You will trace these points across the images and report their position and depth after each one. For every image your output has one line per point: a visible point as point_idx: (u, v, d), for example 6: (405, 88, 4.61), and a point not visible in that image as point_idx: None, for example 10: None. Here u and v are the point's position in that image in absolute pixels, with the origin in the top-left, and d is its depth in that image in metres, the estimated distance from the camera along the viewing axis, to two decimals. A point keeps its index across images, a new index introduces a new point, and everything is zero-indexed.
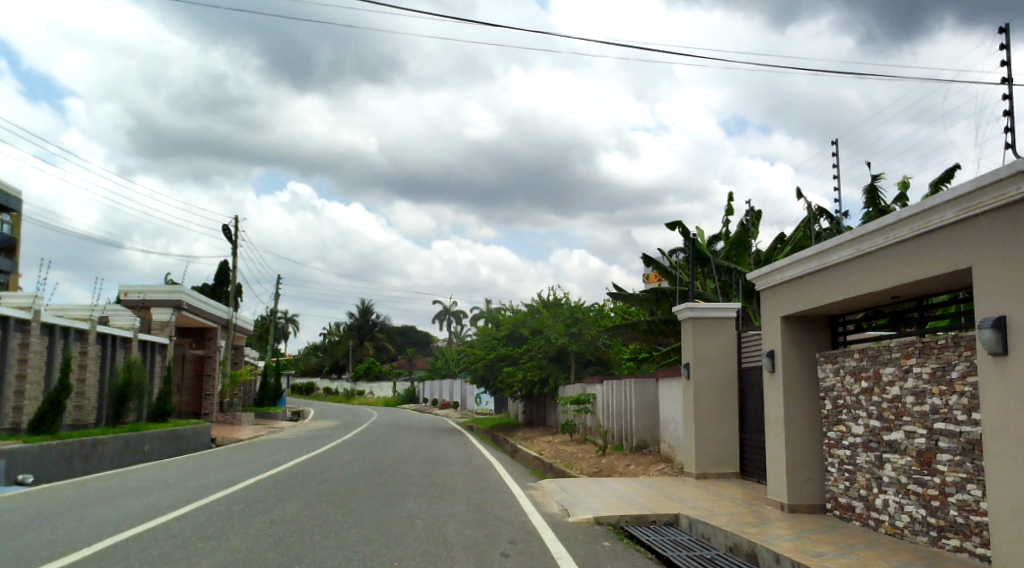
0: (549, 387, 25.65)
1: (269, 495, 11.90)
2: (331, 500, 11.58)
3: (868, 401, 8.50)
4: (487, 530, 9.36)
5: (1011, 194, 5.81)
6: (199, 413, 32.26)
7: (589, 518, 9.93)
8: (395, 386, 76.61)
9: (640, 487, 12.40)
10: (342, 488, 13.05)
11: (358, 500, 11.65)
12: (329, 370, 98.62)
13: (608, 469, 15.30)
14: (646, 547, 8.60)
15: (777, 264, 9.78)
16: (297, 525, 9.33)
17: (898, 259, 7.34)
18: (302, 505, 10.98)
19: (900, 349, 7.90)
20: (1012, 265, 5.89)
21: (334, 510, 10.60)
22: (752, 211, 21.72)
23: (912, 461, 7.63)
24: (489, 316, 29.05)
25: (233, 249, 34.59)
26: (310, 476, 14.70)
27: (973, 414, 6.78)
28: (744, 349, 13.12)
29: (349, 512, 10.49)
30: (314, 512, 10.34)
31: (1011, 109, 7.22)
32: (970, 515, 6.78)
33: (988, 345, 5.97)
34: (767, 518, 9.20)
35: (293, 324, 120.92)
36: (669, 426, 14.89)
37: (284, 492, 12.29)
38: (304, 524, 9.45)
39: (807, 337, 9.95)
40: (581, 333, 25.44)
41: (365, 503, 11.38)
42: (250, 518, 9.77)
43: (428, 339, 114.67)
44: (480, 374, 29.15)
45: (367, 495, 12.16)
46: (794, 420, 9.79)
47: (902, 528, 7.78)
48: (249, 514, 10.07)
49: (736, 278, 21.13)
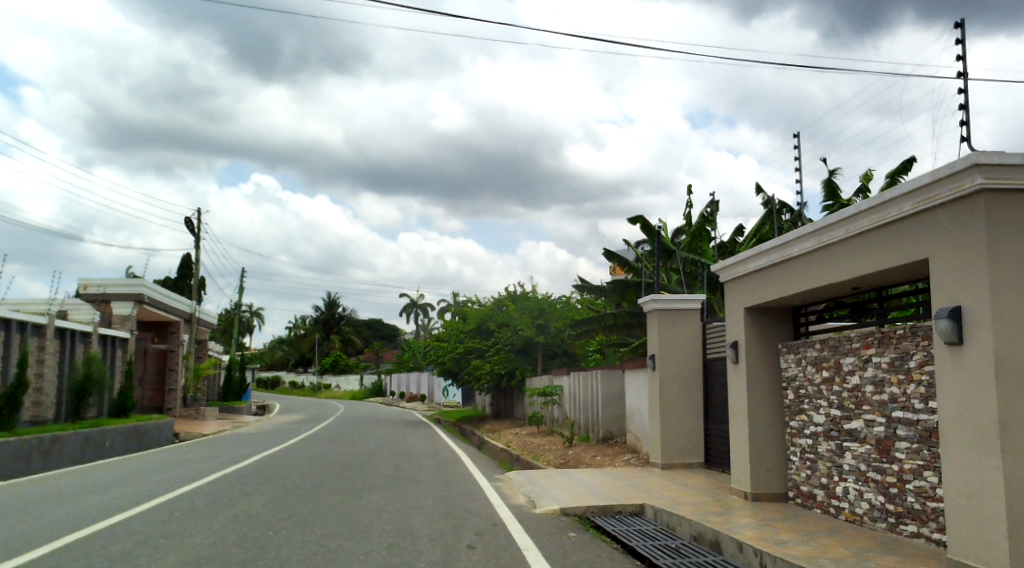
0: (517, 379, 25.70)
1: (235, 490, 11.73)
2: (297, 494, 11.44)
3: (829, 391, 8.64)
4: (454, 522, 9.33)
5: (967, 186, 5.92)
6: (161, 408, 31.60)
7: (555, 509, 9.96)
8: (361, 380, 76.09)
9: (606, 478, 12.48)
10: (309, 482, 12.91)
11: (324, 494, 11.51)
12: (295, 364, 97.71)
13: (574, 461, 15.36)
14: (611, 537, 8.66)
15: (742, 256, 9.85)
16: (263, 520, 9.21)
17: (859, 250, 7.44)
18: (267, 500, 10.81)
19: (860, 339, 8.03)
20: (967, 255, 5.99)
21: (300, 505, 10.45)
22: (713, 202, 21.97)
23: (871, 449, 7.77)
24: (456, 309, 29.03)
25: (196, 242, 33.97)
26: (276, 470, 14.51)
27: (930, 402, 6.92)
28: (709, 340, 13.26)
29: (315, 506, 10.34)
30: (280, 507, 10.20)
31: (967, 105, 7.21)
32: (926, 501, 6.93)
33: (944, 335, 6.10)
34: (731, 507, 9.31)
35: (258, 317, 119.36)
36: (635, 417, 14.98)
37: (250, 487, 12.13)
38: (269, 518, 9.34)
39: (770, 328, 10.07)
40: (547, 326, 25.36)
41: (331, 497, 11.27)
42: (215, 513, 9.61)
43: (395, 332, 113.98)
44: (447, 367, 29.06)
45: (334, 489, 12.06)
46: (757, 409, 9.92)
47: (862, 515, 7.91)
48: (214, 509, 9.90)
49: (700, 271, 21.35)
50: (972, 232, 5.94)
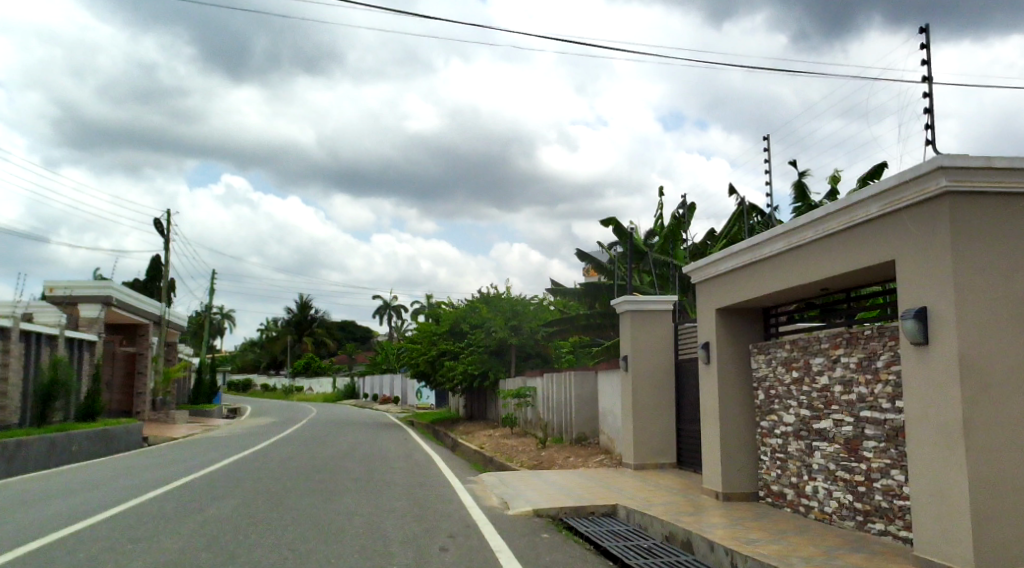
0: (490, 381, 25.67)
1: (205, 494, 11.55)
2: (268, 498, 11.30)
3: (799, 391, 8.72)
4: (427, 525, 9.28)
5: (931, 188, 6.00)
6: (130, 411, 31.08)
7: (528, 511, 9.94)
8: (334, 382, 75.46)
9: (579, 479, 12.48)
10: (281, 485, 12.76)
11: (295, 497, 11.38)
12: (267, 367, 96.72)
13: (547, 462, 15.37)
14: (584, 538, 8.65)
15: (713, 257, 9.92)
16: (233, 524, 9.08)
17: (828, 252, 7.53)
18: (238, 504, 10.66)
19: (829, 339, 8.12)
20: (933, 256, 6.08)
21: (272, 508, 10.33)
22: (685, 204, 22.13)
23: (840, 448, 7.86)
24: (429, 311, 28.99)
25: (165, 243, 33.47)
26: (248, 473, 14.33)
27: (897, 402, 7.01)
28: (681, 341, 13.34)
29: (286, 510, 10.21)
30: (251, 511, 10.06)
31: (931, 110, 7.20)
32: (894, 499, 7.03)
33: (910, 335, 6.18)
34: (703, 507, 9.36)
35: (228, 319, 117.87)
36: (608, 418, 15.04)
37: (220, 491, 11.95)
38: (240, 522, 9.20)
39: (740, 328, 10.16)
40: (521, 327, 25.43)
41: (305, 500, 11.15)
42: (184, 518, 9.45)
43: (369, 334, 113.33)
44: (420, 369, 28.93)
45: (305, 492, 11.93)
46: (729, 409, 9.99)
47: (831, 514, 8.00)
48: (183, 514, 9.74)
49: (672, 272, 21.50)
50: (938, 233, 6.02)
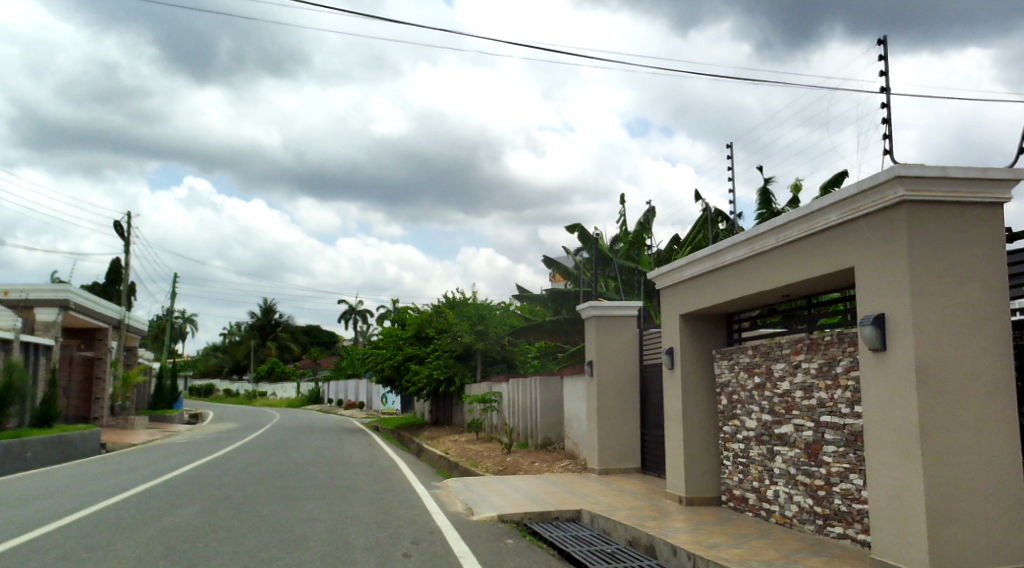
0: (455, 385, 25.49)
1: (165, 501, 11.29)
2: (230, 504, 11.10)
3: (761, 396, 8.83)
4: (390, 531, 9.20)
5: (889, 198, 6.12)
6: (87, 417, 30.31)
7: (493, 516, 9.90)
8: (298, 387, 74.53)
9: (544, 484, 12.48)
10: (243, 492, 12.52)
11: (257, 504, 11.19)
12: (230, 371, 95.24)
13: (512, 467, 15.33)
14: (548, 543, 8.64)
15: (676, 263, 10.00)
16: (193, 531, 8.89)
17: (789, 259, 7.63)
18: (199, 511, 10.44)
19: (790, 345, 8.23)
20: (890, 264, 6.20)
21: (234, 515, 10.15)
22: (649, 210, 22.33)
23: (800, 453, 7.97)
24: (394, 315, 28.90)
25: (126, 246, 32.76)
26: (209, 480, 14.05)
27: (856, 407, 7.13)
28: (646, 347, 13.42)
29: (248, 517, 10.04)
30: (212, 518, 9.86)
31: (888, 120, 7.29)
32: (852, 503, 7.13)
33: (868, 341, 6.28)
34: (666, 512, 9.42)
35: (190, 323, 115.79)
36: (573, 422, 15.08)
37: (180, 497, 11.70)
38: (201, 529, 9.01)
39: (704, 334, 10.25)
40: (486, 332, 25.02)
41: (266, 506, 10.96)
42: (142, 525, 9.22)
43: (333, 338, 111.94)
44: (386, 374, 28.74)
45: (268, 499, 11.73)
46: (692, 414, 10.07)
47: (791, 518, 8.11)
48: (142, 521, 9.52)
49: (637, 278, 21.70)
50: (895, 242, 6.14)
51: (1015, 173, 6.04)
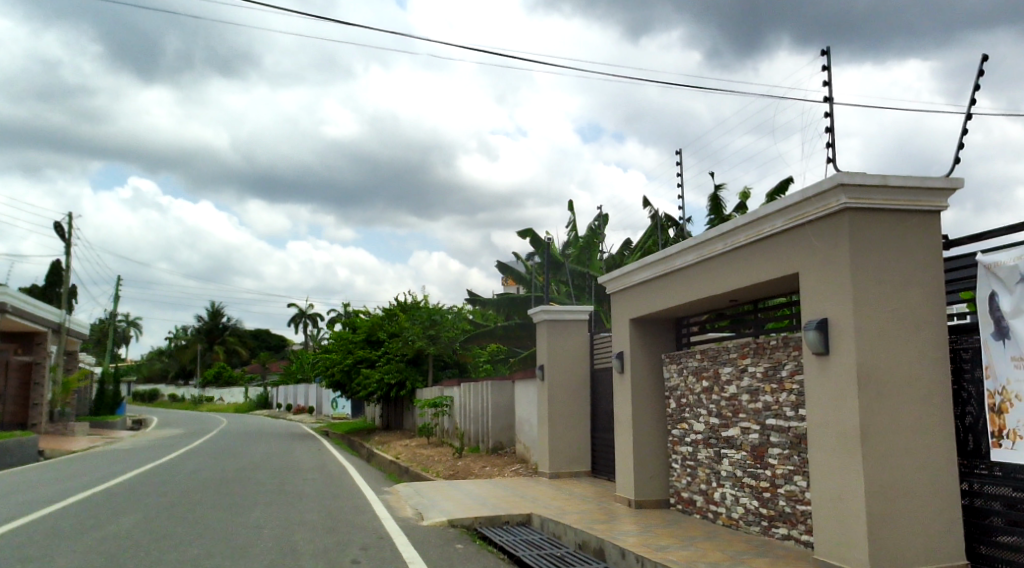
0: (406, 389, 25.27)
1: (106, 509, 10.88)
2: (174, 512, 10.76)
3: (708, 399, 8.94)
4: (339, 537, 9.03)
5: (833, 205, 6.25)
6: (24, 424, 29.12)
7: (443, 521, 9.81)
8: (246, 392, 72.98)
9: (495, 488, 12.44)
10: (188, 499, 12.19)
11: (202, 511, 10.87)
12: (175, 376, 92.74)
13: (463, 472, 15.23)
14: (499, 548, 8.58)
15: (627, 268, 10.09)
16: (134, 541, 8.58)
17: (736, 264, 7.76)
18: (141, 519, 10.10)
19: (737, 349, 8.35)
20: (833, 270, 6.34)
21: (178, 523, 9.83)
22: (601, 215, 22.49)
23: (746, 455, 8.10)
24: (346, 319, 28.52)
25: (67, 247, 31.61)
26: (153, 487, 13.65)
27: (800, 410, 7.27)
28: (595, 351, 13.50)
29: (192, 525, 9.74)
30: (154, 526, 9.53)
31: (831, 129, 7.40)
32: (796, 504, 7.27)
33: (812, 345, 6.41)
34: (615, 515, 9.46)
35: (134, 326, 112.46)
36: (524, 426, 15.07)
37: (122, 506, 11.29)
38: (142, 538, 8.70)
39: (653, 339, 10.35)
40: (438, 336, 24.76)
41: (211, 513, 10.68)
42: (81, 534, 8.87)
43: (283, 343, 109.94)
44: (336, 378, 28.33)
45: (214, 506, 11.41)
46: (642, 418, 10.15)
47: (737, 519, 8.23)
48: (81, 530, 9.16)
49: (589, 283, 21.84)
50: (838, 248, 6.28)
51: (951, 181, 6.23)
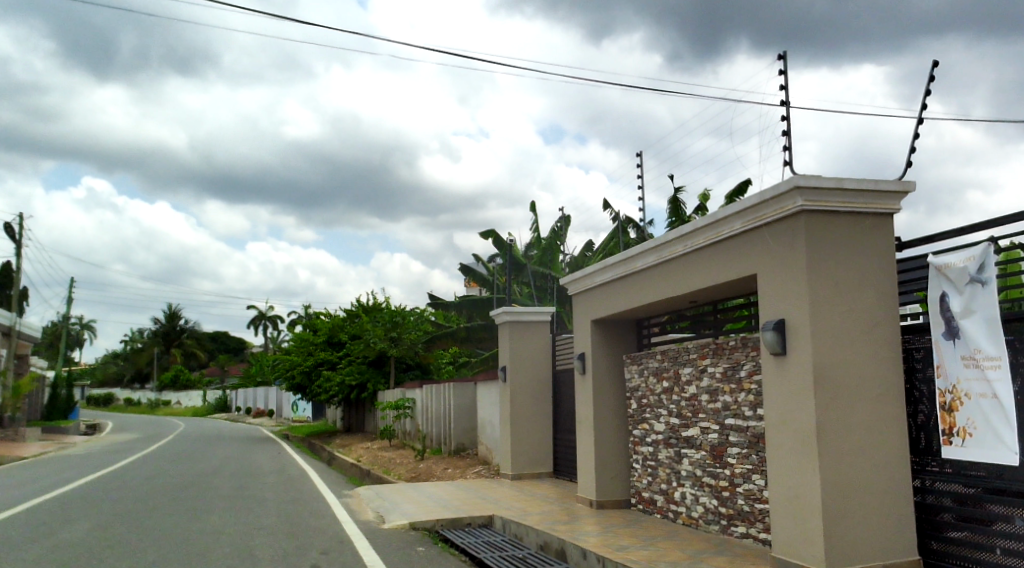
0: (368, 392, 25.10)
1: (57, 516, 10.56)
2: (128, 518, 10.48)
3: (669, 400, 9.00)
4: (298, 541, 8.89)
5: (789, 207, 6.33)
6: None
7: (404, 524, 9.72)
8: (204, 395, 71.61)
9: (457, 490, 12.37)
10: (145, 505, 11.92)
11: (158, 517, 10.61)
12: (130, 380, 90.68)
13: (425, 474, 15.13)
14: (460, 550, 8.54)
15: (588, 270, 10.11)
16: (85, 548, 8.33)
17: (696, 266, 7.83)
18: (93, 526, 9.81)
19: (697, 350, 8.42)
20: (790, 272, 6.42)
21: (132, 529, 9.57)
22: (563, 216, 22.58)
23: (706, 455, 8.17)
24: (307, 320, 28.24)
25: (17, 248, 30.67)
26: (106, 493, 13.28)
27: (758, 409, 7.35)
28: (558, 353, 13.50)
29: (147, 531, 9.49)
30: (107, 533, 9.27)
31: (789, 132, 7.46)
32: (754, 503, 7.35)
33: (770, 346, 6.49)
34: (576, 515, 9.46)
35: (89, 329, 109.62)
36: (486, 428, 15.03)
37: (74, 512, 10.97)
38: (94, 546, 8.45)
39: (614, 340, 10.39)
40: (400, 338, 24.43)
41: (168, 519, 10.46)
42: (30, 543, 8.59)
43: (242, 345, 108.23)
44: (296, 381, 27.98)
45: (170, 512, 11.14)
46: (604, 419, 10.18)
47: (697, 518, 8.30)
48: (30, 538, 8.86)
49: (551, 284, 21.93)
50: (795, 250, 6.36)
51: (903, 184, 6.36)
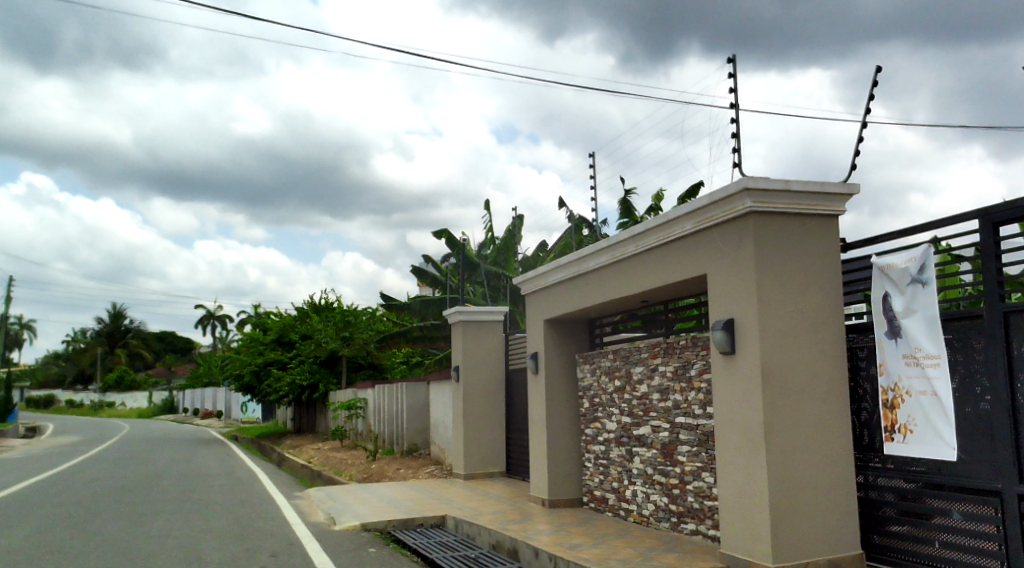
0: (319, 392, 24.76)
1: None
2: (68, 523, 10.12)
3: (621, 399, 9.05)
4: (247, 544, 8.70)
5: (738, 208, 6.41)
6: None
7: (356, 525, 9.59)
8: (150, 396, 69.72)
9: (409, 490, 12.26)
10: (85, 509, 11.50)
11: (99, 522, 10.26)
12: (72, 382, 87.77)
13: (377, 475, 14.97)
14: (412, 550, 8.46)
15: (541, 269, 10.10)
16: (21, 553, 8.02)
17: (647, 265, 7.88)
18: (30, 531, 9.43)
19: (648, 349, 8.48)
20: (739, 272, 6.50)
21: (70, 535, 9.24)
22: (517, 216, 22.59)
23: (656, 453, 8.24)
24: (256, 320, 27.72)
25: None
26: (45, 497, 12.82)
27: (707, 408, 7.44)
28: (510, 351, 13.48)
29: (88, 536, 9.17)
30: (44, 539, 8.91)
31: (738, 134, 7.50)
32: (704, 500, 7.43)
33: (719, 345, 6.56)
34: (529, 515, 9.45)
35: (28, 329, 105.86)
36: (439, 428, 14.94)
37: (10, 518, 10.54)
38: (29, 551, 8.13)
39: (567, 339, 10.42)
40: (352, 337, 24.37)
41: (112, 523, 10.15)
42: None
43: (190, 345, 105.71)
44: (245, 381, 27.46)
45: (113, 516, 10.79)
46: (556, 418, 10.20)
47: (648, 516, 8.36)
48: None
49: (504, 283, 21.98)
50: (743, 250, 6.45)
51: (848, 187, 6.51)
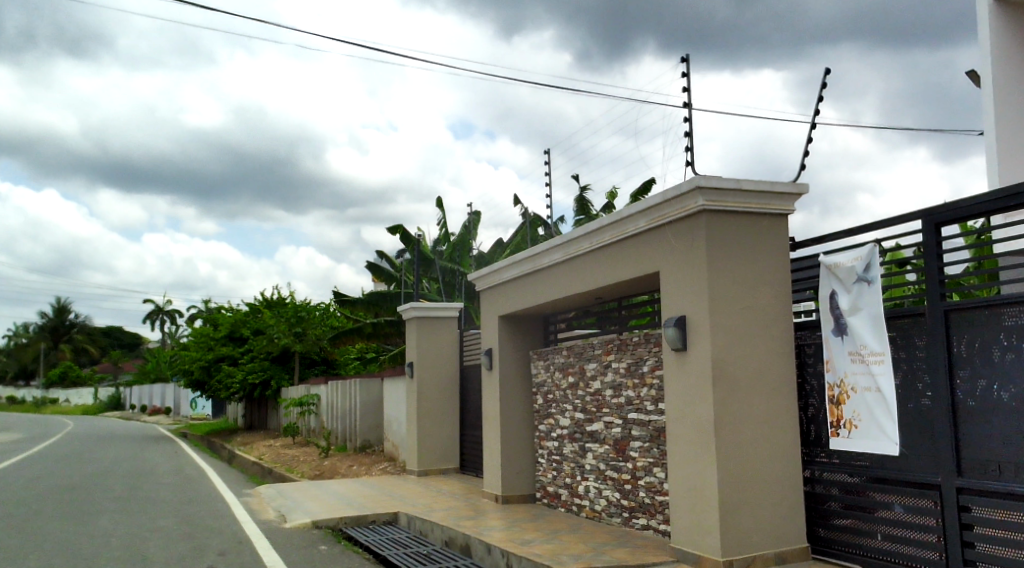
0: (271, 389, 24.36)
1: None
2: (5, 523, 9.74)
3: (574, 395, 9.07)
4: (195, 543, 8.48)
5: (690, 207, 6.46)
6: None
7: (307, 522, 9.42)
8: (96, 393, 67.69)
9: (361, 487, 12.09)
10: (24, 509, 11.08)
11: (38, 521, 9.89)
12: (12, 378, 84.75)
13: (329, 472, 14.72)
14: (364, 548, 8.35)
15: (496, 266, 10.07)
16: None
17: (601, 262, 7.90)
18: None
19: (601, 346, 8.51)
20: (691, 270, 6.56)
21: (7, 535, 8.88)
22: (473, 212, 22.53)
23: (609, 449, 8.28)
24: (207, 315, 27.19)
25: None
26: None
27: (659, 404, 7.50)
28: (465, 348, 13.43)
29: (26, 536, 8.83)
30: None
31: (690, 133, 7.53)
32: (655, 495, 7.50)
33: (671, 341, 6.60)
34: (481, 511, 9.41)
35: None
36: (393, 424, 14.82)
37: None
38: None
39: (521, 335, 10.41)
40: (305, 333, 23.84)
41: (52, 523, 9.77)
42: None
43: (138, 341, 103.00)
44: (195, 377, 26.90)
45: (52, 515, 10.42)
46: (510, 415, 10.18)
47: (600, 511, 8.41)
48: None
49: (459, 280, 21.92)
50: (695, 248, 6.50)
51: (797, 187, 6.62)
